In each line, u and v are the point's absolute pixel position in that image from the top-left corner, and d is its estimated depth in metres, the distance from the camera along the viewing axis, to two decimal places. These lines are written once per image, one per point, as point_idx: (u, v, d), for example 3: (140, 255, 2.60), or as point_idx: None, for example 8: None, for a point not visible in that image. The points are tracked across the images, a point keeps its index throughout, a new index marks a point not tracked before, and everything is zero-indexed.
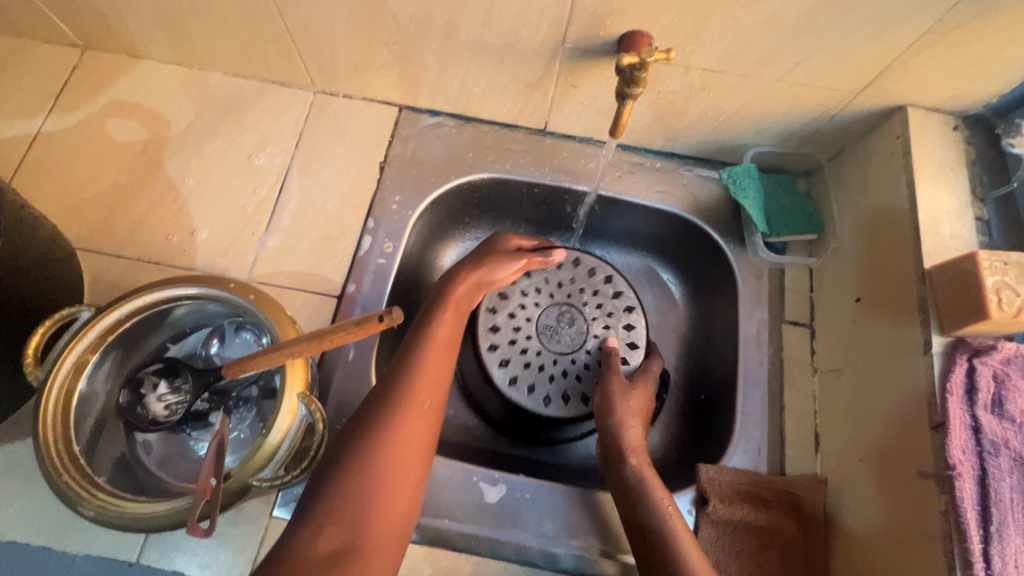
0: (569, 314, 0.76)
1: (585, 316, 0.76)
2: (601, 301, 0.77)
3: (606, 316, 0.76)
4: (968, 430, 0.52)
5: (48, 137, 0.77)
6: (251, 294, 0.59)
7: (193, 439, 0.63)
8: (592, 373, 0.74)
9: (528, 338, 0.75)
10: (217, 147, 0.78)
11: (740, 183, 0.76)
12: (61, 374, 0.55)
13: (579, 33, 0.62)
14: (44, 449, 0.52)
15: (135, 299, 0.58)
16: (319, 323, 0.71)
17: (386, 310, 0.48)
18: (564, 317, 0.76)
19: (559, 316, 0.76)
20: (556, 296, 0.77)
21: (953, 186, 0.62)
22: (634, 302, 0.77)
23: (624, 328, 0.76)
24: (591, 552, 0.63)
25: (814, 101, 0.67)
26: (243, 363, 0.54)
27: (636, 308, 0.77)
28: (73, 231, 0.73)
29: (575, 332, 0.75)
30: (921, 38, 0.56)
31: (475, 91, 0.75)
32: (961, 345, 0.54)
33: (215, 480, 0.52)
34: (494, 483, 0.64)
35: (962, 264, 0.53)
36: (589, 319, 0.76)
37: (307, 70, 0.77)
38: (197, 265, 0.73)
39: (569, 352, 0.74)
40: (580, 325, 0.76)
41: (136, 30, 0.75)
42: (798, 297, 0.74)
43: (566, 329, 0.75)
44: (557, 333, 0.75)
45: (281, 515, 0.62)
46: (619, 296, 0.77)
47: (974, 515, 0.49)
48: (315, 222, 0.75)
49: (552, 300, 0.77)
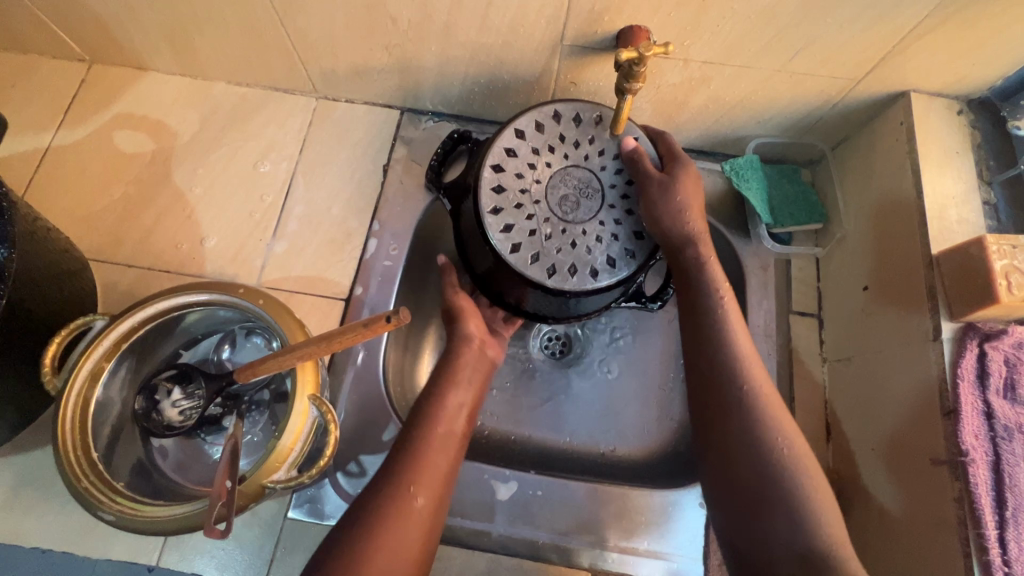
0: (559, 190, 0.63)
1: (558, 170, 0.63)
2: (543, 154, 0.64)
3: (532, 158, 0.63)
4: (980, 416, 0.52)
5: (58, 151, 0.78)
6: (261, 300, 0.60)
7: (208, 444, 0.65)
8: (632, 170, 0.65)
9: (580, 228, 0.62)
10: (223, 155, 0.79)
11: (744, 174, 0.75)
12: (78, 383, 0.56)
13: (576, 30, 0.62)
14: (63, 456, 0.53)
15: (148, 307, 0.59)
16: (327, 326, 0.72)
17: (393, 311, 0.48)
18: (561, 202, 0.62)
19: (559, 206, 0.62)
20: (546, 206, 0.62)
21: (960, 170, 0.62)
22: (500, 142, 0.63)
23: (524, 136, 0.64)
24: (603, 546, 0.63)
25: (816, 90, 0.66)
26: (256, 367, 0.55)
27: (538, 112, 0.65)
28: (86, 242, 0.74)
29: (575, 185, 0.63)
30: (922, 23, 0.56)
31: (475, 91, 0.75)
32: (971, 330, 0.54)
33: (230, 482, 0.52)
34: (506, 480, 0.65)
35: (969, 248, 0.53)
36: (560, 160, 0.64)
37: (309, 77, 0.78)
38: (206, 271, 0.74)
39: (591, 175, 0.64)
40: (567, 177, 0.63)
41: (141, 42, 0.76)
42: (805, 286, 0.74)
43: (573, 187, 0.63)
44: (578, 195, 0.63)
45: (296, 516, 0.63)
46: (509, 152, 0.63)
47: (989, 501, 0.49)
48: (320, 226, 0.76)
49: (552, 224, 0.62)
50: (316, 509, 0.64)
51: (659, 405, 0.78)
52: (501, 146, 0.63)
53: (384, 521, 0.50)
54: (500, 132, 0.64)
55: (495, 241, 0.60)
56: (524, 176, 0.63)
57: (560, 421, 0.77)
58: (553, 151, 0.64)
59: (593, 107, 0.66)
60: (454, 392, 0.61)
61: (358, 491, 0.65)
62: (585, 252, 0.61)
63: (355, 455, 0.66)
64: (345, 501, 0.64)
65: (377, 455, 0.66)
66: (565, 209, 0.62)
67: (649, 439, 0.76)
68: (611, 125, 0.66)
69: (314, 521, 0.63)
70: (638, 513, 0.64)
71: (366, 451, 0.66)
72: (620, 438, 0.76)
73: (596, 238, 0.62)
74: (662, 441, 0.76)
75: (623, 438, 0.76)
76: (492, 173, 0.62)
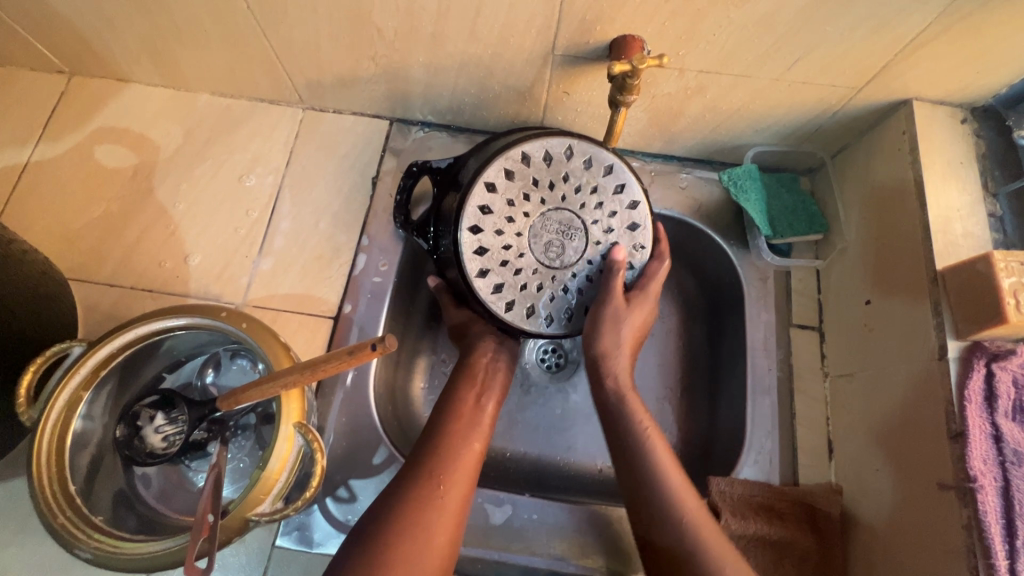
0: (542, 239, 0.60)
1: (536, 217, 0.60)
2: (518, 203, 0.59)
3: (509, 210, 0.59)
4: (988, 439, 0.50)
5: (37, 167, 0.76)
6: (244, 323, 0.58)
7: (193, 470, 0.63)
8: (611, 201, 0.61)
9: (566, 275, 0.60)
10: (207, 169, 0.77)
11: (742, 185, 0.73)
12: (54, 413, 0.54)
13: (568, 39, 0.60)
14: (39, 491, 0.51)
15: (127, 332, 0.57)
16: (315, 346, 0.70)
17: (379, 338, 0.47)
18: (545, 250, 0.60)
19: (543, 255, 0.60)
20: (532, 259, 0.60)
21: (964, 181, 0.60)
22: (472, 201, 0.58)
23: (495, 189, 0.59)
24: (601, 571, 0.61)
25: (815, 98, 0.64)
26: (238, 395, 0.53)
27: (506, 154, 0.59)
28: (66, 261, 0.72)
29: (557, 230, 0.60)
30: (924, 31, 0.54)
31: (465, 102, 0.73)
32: (978, 349, 0.52)
33: (212, 516, 0.51)
34: (500, 503, 0.63)
35: (975, 265, 0.51)
36: (538, 205, 0.60)
37: (295, 87, 0.76)
38: (190, 290, 0.72)
39: (572, 216, 0.60)
40: (547, 224, 0.60)
41: (120, 53, 0.73)
42: (805, 299, 0.72)
43: (555, 232, 0.60)
44: (562, 241, 0.60)
45: (284, 544, 0.61)
46: (482, 210, 0.58)
47: (999, 529, 0.47)
48: (308, 242, 0.74)
49: (541, 275, 0.60)
50: (305, 537, 0.62)
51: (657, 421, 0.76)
52: (474, 205, 0.58)
53: (407, 523, 0.52)
54: (470, 188, 0.59)
55: (487, 303, 0.59)
56: (504, 230, 0.59)
57: (558, 438, 0.75)
58: (529, 199, 0.59)
59: (563, 140, 0.60)
60: (473, 398, 0.62)
61: (348, 517, 0.63)
62: (578, 297, 0.60)
63: (345, 480, 0.64)
64: (335, 528, 0.62)
65: (367, 479, 0.64)
66: (551, 257, 0.60)
67: None
68: (585, 155, 0.61)
69: (303, 549, 0.61)
70: (636, 537, 0.63)
71: (356, 474, 0.65)
72: None
73: (586, 280, 0.61)
74: None
75: None
76: (471, 235, 0.58)
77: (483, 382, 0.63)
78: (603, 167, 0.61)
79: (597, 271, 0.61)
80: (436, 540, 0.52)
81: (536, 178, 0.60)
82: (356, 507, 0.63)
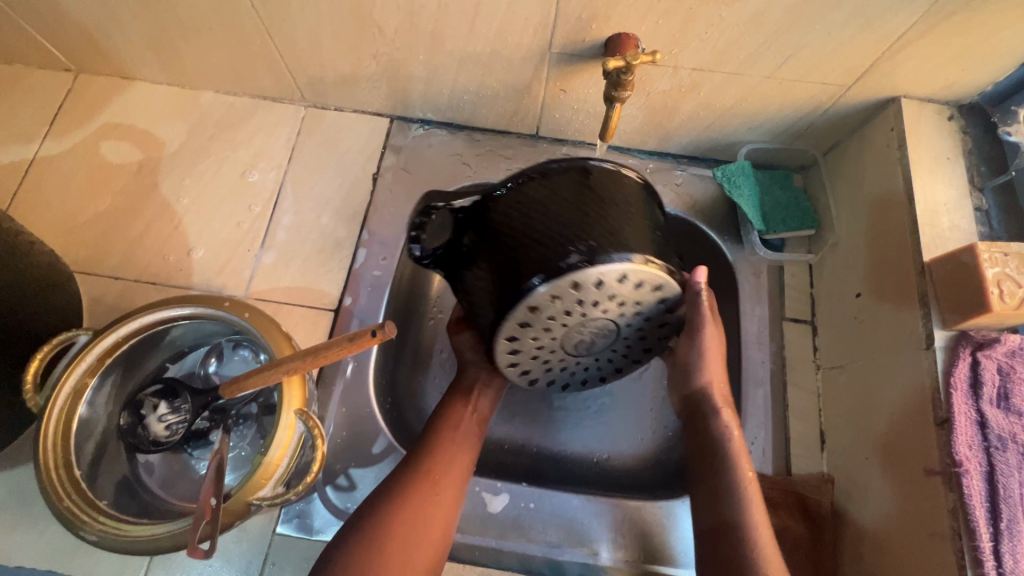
0: (576, 342, 0.55)
1: (575, 326, 0.52)
2: (561, 318, 0.51)
3: (548, 323, 0.51)
4: (974, 425, 0.51)
5: (44, 162, 0.77)
6: (247, 313, 0.59)
7: (195, 458, 0.64)
8: (655, 304, 0.53)
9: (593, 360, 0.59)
10: (210, 165, 0.79)
11: (735, 180, 0.75)
12: (60, 400, 0.55)
13: (564, 37, 0.61)
14: (45, 475, 0.52)
15: (132, 321, 0.58)
16: (316, 337, 0.71)
17: (379, 325, 0.48)
18: (577, 347, 0.56)
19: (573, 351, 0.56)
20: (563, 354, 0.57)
21: (951, 176, 0.62)
22: (511, 318, 0.50)
23: (537, 309, 0.50)
24: (597, 559, 0.62)
25: (805, 96, 0.66)
26: (241, 382, 0.54)
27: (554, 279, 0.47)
28: (71, 254, 0.73)
29: (594, 333, 0.54)
30: (910, 29, 0.56)
31: (465, 99, 0.75)
32: (963, 338, 0.53)
33: (215, 499, 0.52)
34: (498, 492, 0.64)
35: (961, 256, 0.53)
36: (580, 318, 0.52)
37: (297, 85, 0.77)
38: (193, 283, 0.73)
39: (613, 323, 0.54)
40: (584, 331, 0.54)
41: (127, 51, 0.75)
42: (798, 293, 0.74)
43: (593, 336, 0.55)
44: (597, 340, 0.56)
45: (285, 531, 0.62)
46: (522, 324, 0.51)
47: (984, 512, 0.48)
48: (309, 236, 0.75)
49: (568, 360, 0.58)
50: (304, 524, 0.63)
51: (653, 413, 0.77)
52: (513, 321, 0.51)
53: (402, 524, 0.55)
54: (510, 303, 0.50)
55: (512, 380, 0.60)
56: (539, 338, 0.53)
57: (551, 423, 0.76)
58: (572, 314, 0.51)
59: (618, 266, 0.48)
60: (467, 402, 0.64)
61: (347, 505, 0.64)
62: (597, 369, 0.61)
63: (345, 469, 0.65)
64: (334, 515, 0.63)
65: (366, 467, 0.65)
66: (582, 348, 0.56)
67: (644, 447, 0.75)
68: (637, 278, 0.49)
69: (303, 536, 0.62)
70: (630, 525, 0.64)
71: (356, 463, 0.66)
72: (614, 448, 0.75)
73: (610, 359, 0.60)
74: (657, 450, 0.75)
75: (617, 447, 0.76)
76: (505, 341, 0.53)
77: (475, 400, 0.65)
78: (653, 283, 0.50)
79: (621, 353, 0.60)
80: (427, 536, 0.55)
81: (586, 298, 0.50)
82: (356, 496, 0.64)
